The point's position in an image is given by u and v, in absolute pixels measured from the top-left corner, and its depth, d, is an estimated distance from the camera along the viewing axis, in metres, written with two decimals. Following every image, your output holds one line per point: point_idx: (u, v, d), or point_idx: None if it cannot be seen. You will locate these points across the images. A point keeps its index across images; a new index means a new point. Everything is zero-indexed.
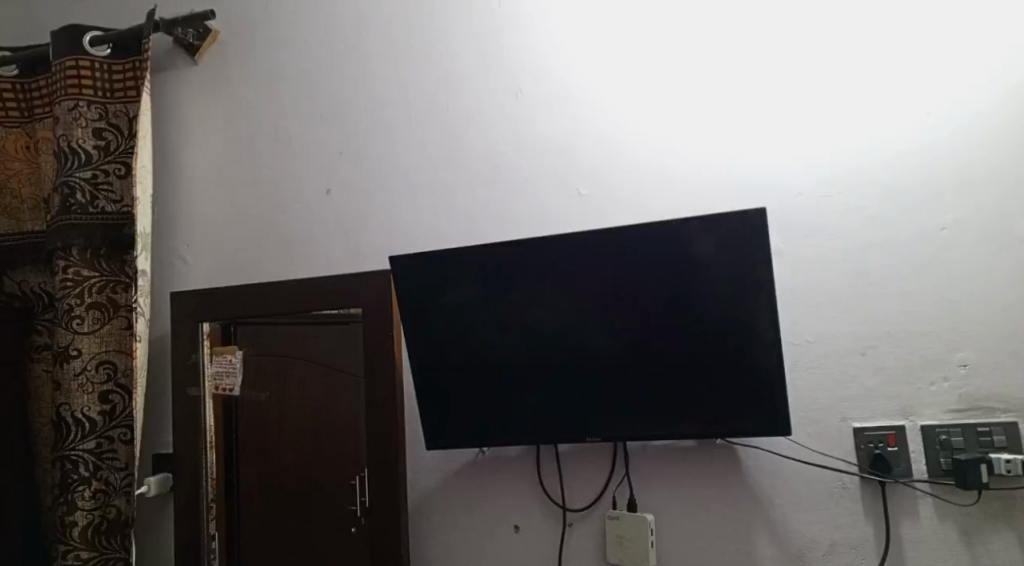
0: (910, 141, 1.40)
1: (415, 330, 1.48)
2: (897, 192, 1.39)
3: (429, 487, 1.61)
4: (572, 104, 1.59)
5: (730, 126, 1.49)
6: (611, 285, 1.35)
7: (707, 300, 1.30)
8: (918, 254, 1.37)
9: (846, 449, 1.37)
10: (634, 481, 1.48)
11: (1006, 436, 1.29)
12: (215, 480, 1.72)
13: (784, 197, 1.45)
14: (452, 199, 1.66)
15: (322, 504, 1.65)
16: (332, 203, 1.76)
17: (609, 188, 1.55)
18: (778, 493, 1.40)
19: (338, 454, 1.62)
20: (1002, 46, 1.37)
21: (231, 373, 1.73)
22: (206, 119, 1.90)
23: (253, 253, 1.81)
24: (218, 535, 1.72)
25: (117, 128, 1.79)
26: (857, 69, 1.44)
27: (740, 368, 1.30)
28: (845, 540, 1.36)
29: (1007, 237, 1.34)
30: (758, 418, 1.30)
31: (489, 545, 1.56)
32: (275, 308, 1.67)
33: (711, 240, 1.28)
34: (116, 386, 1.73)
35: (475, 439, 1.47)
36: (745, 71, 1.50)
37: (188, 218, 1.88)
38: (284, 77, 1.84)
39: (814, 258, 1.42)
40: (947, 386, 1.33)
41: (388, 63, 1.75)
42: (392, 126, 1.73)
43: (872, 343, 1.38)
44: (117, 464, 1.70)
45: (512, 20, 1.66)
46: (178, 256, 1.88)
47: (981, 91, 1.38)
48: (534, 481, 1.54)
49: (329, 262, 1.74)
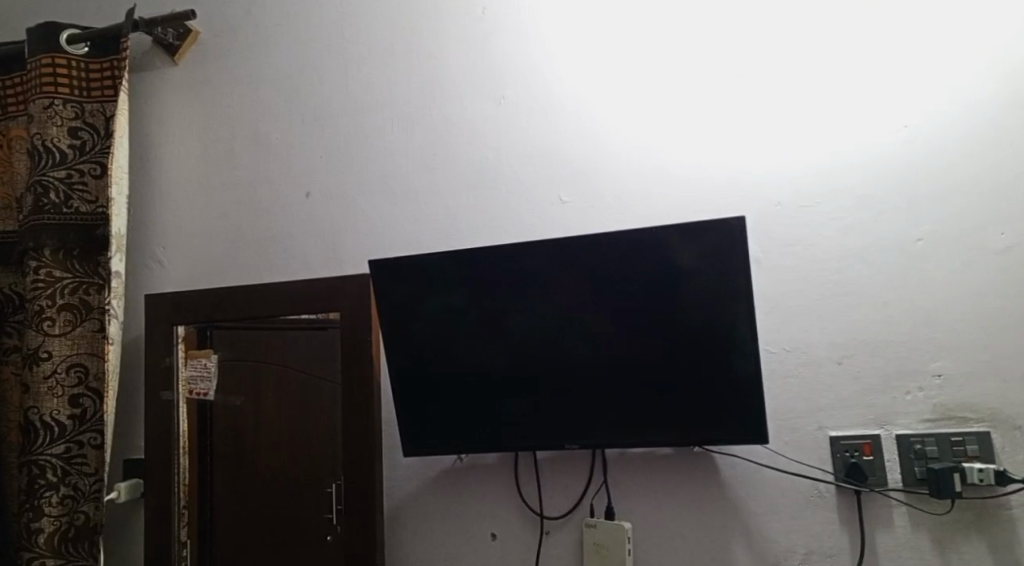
0: (888, 153, 1.41)
1: (393, 336, 1.47)
2: (873, 203, 1.41)
3: (405, 494, 1.59)
4: (555, 112, 1.59)
5: (712, 135, 1.50)
6: (593, 292, 1.35)
7: (688, 309, 1.30)
8: (894, 265, 1.39)
9: (822, 457, 1.38)
10: (612, 489, 1.47)
11: (979, 445, 1.30)
12: (187, 486, 1.70)
13: (764, 206, 1.46)
14: (434, 205, 1.65)
15: (297, 511, 1.63)
16: (312, 206, 1.74)
17: (590, 196, 1.55)
18: (755, 501, 1.40)
19: (314, 461, 1.60)
20: (978, 62, 1.40)
21: (206, 377, 1.70)
22: (184, 119, 1.88)
23: (231, 257, 1.79)
24: (190, 543, 1.69)
25: (92, 128, 1.76)
26: (853, 76, 1.45)
27: (717, 377, 1.30)
28: (820, 548, 1.36)
29: (981, 249, 1.35)
30: (737, 427, 1.30)
31: (465, 553, 1.54)
32: (253, 312, 1.65)
33: (691, 249, 1.29)
34: (87, 390, 1.69)
35: (453, 447, 1.46)
36: (725, 83, 1.51)
37: (164, 220, 1.86)
38: (265, 78, 1.83)
39: (791, 267, 1.43)
40: (923, 396, 1.34)
41: (370, 68, 1.74)
42: (374, 130, 1.72)
43: (849, 353, 1.39)
44: (87, 470, 1.66)
45: (498, 24, 1.66)
46: (154, 258, 1.85)
47: (957, 104, 1.40)
48: (512, 489, 1.53)
49: (307, 266, 1.73)
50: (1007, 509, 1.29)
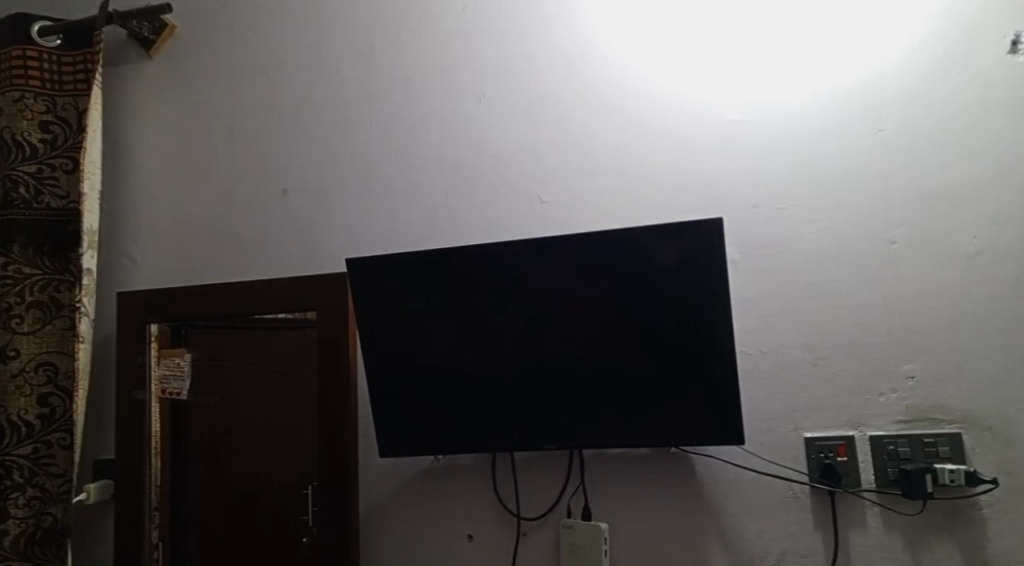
0: (864, 157, 1.43)
1: (370, 336, 1.46)
2: (848, 206, 1.42)
3: (381, 495, 1.58)
4: (535, 111, 1.59)
5: (689, 137, 1.50)
6: (571, 292, 1.35)
7: (666, 310, 1.30)
8: (869, 267, 1.40)
9: (797, 458, 1.38)
10: (589, 489, 1.47)
11: (950, 446, 1.32)
12: (159, 487, 1.67)
13: (740, 208, 1.46)
14: (412, 202, 1.64)
15: (272, 513, 1.61)
16: (289, 204, 1.72)
17: (570, 196, 1.54)
18: (731, 502, 1.40)
19: (290, 462, 1.59)
20: (953, 66, 1.41)
21: (179, 376, 1.68)
22: (159, 114, 1.85)
23: (206, 254, 1.77)
24: (161, 544, 1.66)
25: (64, 122, 1.73)
26: (841, 76, 1.46)
27: (694, 377, 1.31)
28: (794, 549, 1.37)
29: (953, 252, 1.37)
30: (713, 428, 1.31)
31: (442, 554, 1.53)
32: (228, 310, 1.63)
33: (670, 250, 1.29)
34: (56, 389, 1.65)
35: (430, 447, 1.45)
36: (689, 87, 1.52)
37: (138, 216, 1.83)
38: (242, 73, 1.81)
39: (767, 269, 1.44)
40: (895, 397, 1.36)
41: (349, 64, 1.73)
42: (352, 128, 1.70)
43: (824, 354, 1.40)
44: (55, 471, 1.62)
45: (477, 23, 1.65)
46: (126, 255, 1.82)
47: (932, 109, 1.41)
48: (489, 489, 1.52)
49: (284, 264, 1.71)
50: (977, 510, 1.31)
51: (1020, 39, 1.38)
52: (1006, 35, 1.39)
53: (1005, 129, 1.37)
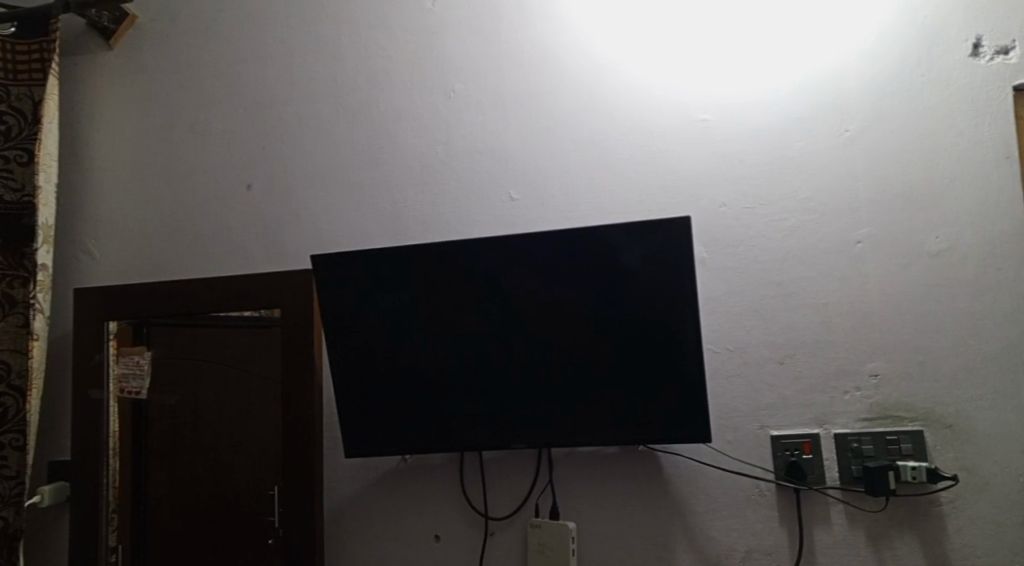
0: (831, 157, 1.44)
1: (335, 334, 1.43)
2: (815, 206, 1.43)
3: (347, 495, 1.55)
4: (504, 107, 1.57)
5: (658, 137, 1.50)
6: (539, 291, 1.33)
7: (634, 308, 1.30)
8: (835, 265, 1.41)
9: (763, 456, 1.39)
10: (557, 488, 1.46)
11: (913, 443, 1.33)
12: (118, 488, 1.63)
13: (707, 207, 1.47)
14: (379, 198, 1.61)
15: (237, 514, 1.58)
16: (252, 198, 1.69)
17: (539, 193, 1.53)
18: (697, 500, 1.40)
19: (256, 462, 1.56)
20: (916, 67, 1.43)
21: (138, 375, 1.63)
22: (117, 106, 1.80)
23: (168, 250, 1.72)
24: (119, 547, 1.62)
25: (19, 112, 1.67)
26: (807, 77, 1.46)
27: (661, 376, 1.31)
28: (760, 546, 1.37)
29: (916, 252, 1.39)
30: (681, 425, 1.31)
31: (408, 555, 1.52)
32: (189, 308, 1.59)
33: (638, 249, 1.29)
34: (10, 388, 1.61)
35: (396, 446, 1.43)
36: (658, 87, 1.51)
37: (95, 210, 1.78)
38: (204, 65, 1.77)
39: (733, 267, 1.44)
40: (859, 395, 1.37)
41: (315, 57, 1.70)
42: (318, 122, 1.67)
43: (790, 353, 1.40)
44: (7, 472, 1.57)
45: (445, 19, 1.63)
46: (83, 250, 1.77)
47: (897, 110, 1.42)
48: (456, 490, 1.51)
49: (248, 259, 1.67)
50: (938, 506, 1.32)
51: (981, 42, 1.40)
52: (967, 38, 1.41)
53: (967, 131, 1.39)
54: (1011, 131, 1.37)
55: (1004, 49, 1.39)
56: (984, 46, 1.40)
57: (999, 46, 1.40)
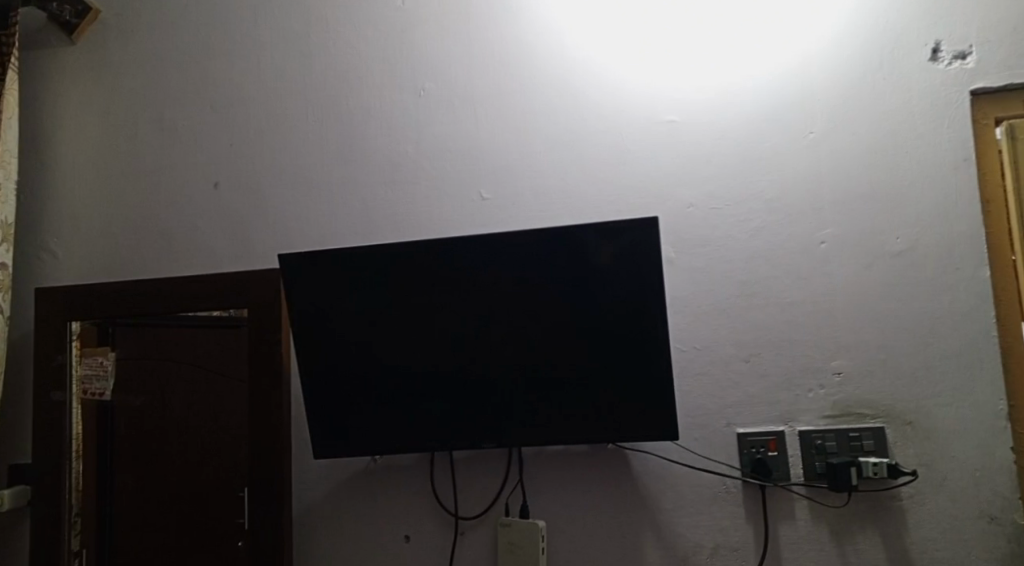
0: (796, 158, 1.46)
1: (303, 334, 1.42)
2: (781, 207, 1.45)
3: (316, 496, 1.54)
4: (474, 107, 1.57)
5: (627, 138, 1.51)
6: (511, 290, 1.34)
7: (604, 307, 1.31)
8: (800, 266, 1.43)
9: (730, 454, 1.41)
10: (527, 487, 1.47)
11: (875, 440, 1.36)
12: (81, 492, 1.60)
13: (676, 208, 1.48)
14: (349, 196, 1.60)
15: (205, 516, 1.56)
16: (220, 197, 1.67)
17: (509, 193, 1.53)
18: (666, 497, 1.42)
19: (223, 464, 1.54)
20: (878, 71, 1.45)
21: (102, 376, 1.61)
22: (81, 102, 1.77)
23: (133, 248, 1.70)
24: (83, 552, 1.59)
25: None
26: (773, 80, 1.48)
27: (630, 375, 1.32)
28: (727, 542, 1.39)
29: (879, 252, 1.41)
30: (649, 424, 1.33)
31: (378, 555, 1.51)
32: (155, 307, 1.57)
33: (609, 248, 1.29)
34: None
35: (366, 447, 1.42)
36: (627, 88, 1.52)
37: (58, 208, 1.74)
38: (170, 61, 1.74)
39: (701, 267, 1.46)
40: (823, 393, 1.40)
41: (283, 54, 1.68)
42: (287, 120, 1.66)
43: (756, 351, 1.42)
44: None
45: (415, 18, 1.62)
46: (46, 249, 1.73)
47: (860, 113, 1.45)
48: (426, 489, 1.51)
49: (215, 258, 1.65)
50: (898, 501, 1.35)
51: (940, 47, 1.43)
52: (927, 43, 1.44)
53: (926, 133, 1.42)
54: (968, 134, 1.41)
55: (962, 53, 1.43)
56: (943, 51, 1.43)
57: (958, 51, 1.43)
